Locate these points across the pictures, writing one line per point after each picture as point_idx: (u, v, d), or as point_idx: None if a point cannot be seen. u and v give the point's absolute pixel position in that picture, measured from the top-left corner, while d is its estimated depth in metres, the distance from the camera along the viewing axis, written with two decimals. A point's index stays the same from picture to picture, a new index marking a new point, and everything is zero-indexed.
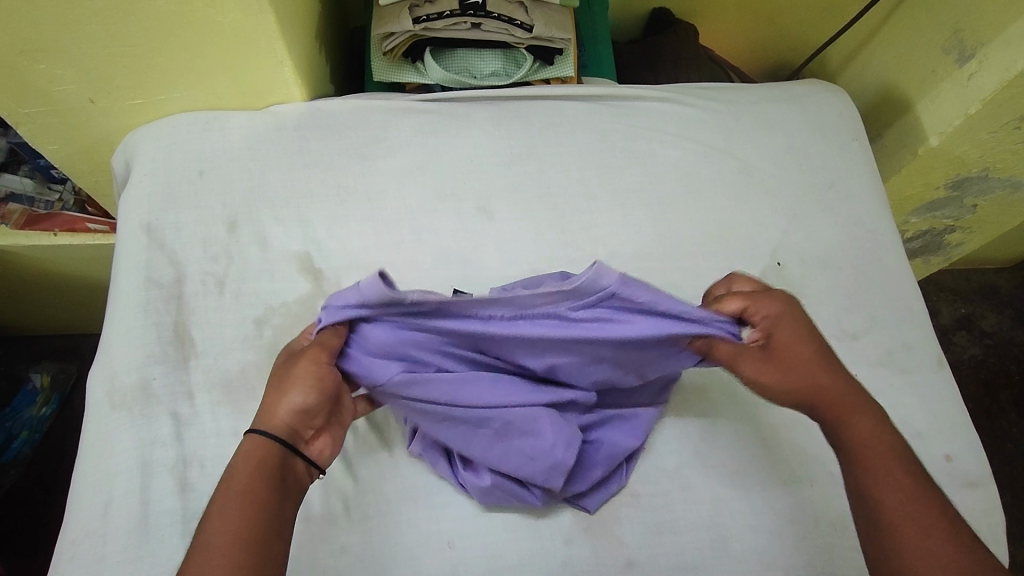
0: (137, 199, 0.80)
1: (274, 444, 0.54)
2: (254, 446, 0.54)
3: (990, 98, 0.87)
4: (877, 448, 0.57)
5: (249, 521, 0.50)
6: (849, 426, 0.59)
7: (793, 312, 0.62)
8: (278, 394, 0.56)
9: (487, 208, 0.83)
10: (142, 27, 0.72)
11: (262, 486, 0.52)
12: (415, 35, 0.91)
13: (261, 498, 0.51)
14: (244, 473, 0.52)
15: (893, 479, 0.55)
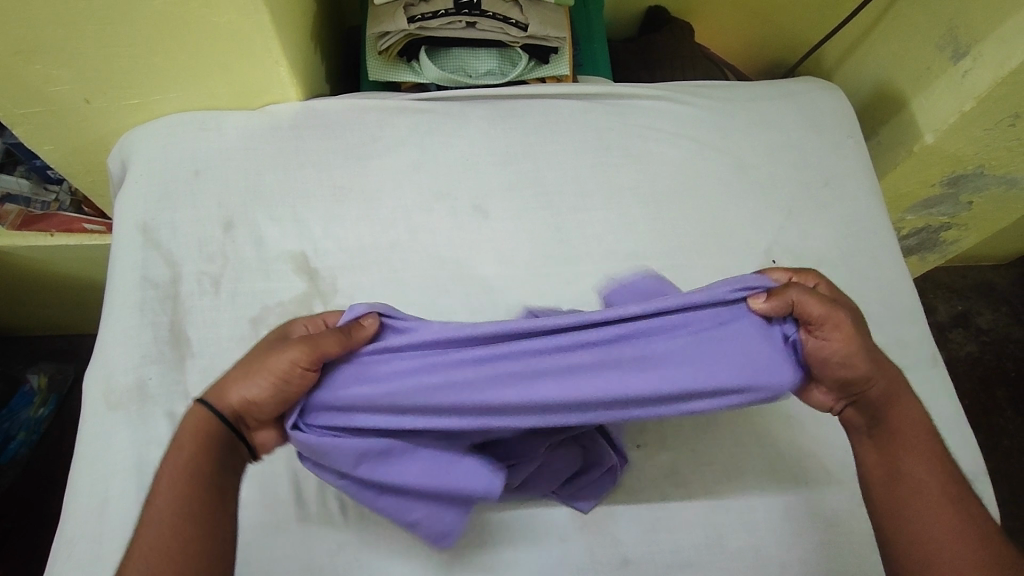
0: (132, 200, 0.80)
1: (211, 420, 0.54)
2: (195, 414, 0.55)
3: (984, 95, 0.87)
4: (912, 435, 0.58)
5: (178, 501, 0.52)
6: (896, 406, 0.59)
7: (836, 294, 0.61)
8: (240, 371, 0.55)
9: (483, 206, 0.83)
10: (138, 27, 0.72)
11: (198, 465, 0.53)
12: (411, 34, 0.91)
13: (191, 478, 0.53)
14: (186, 438, 0.54)
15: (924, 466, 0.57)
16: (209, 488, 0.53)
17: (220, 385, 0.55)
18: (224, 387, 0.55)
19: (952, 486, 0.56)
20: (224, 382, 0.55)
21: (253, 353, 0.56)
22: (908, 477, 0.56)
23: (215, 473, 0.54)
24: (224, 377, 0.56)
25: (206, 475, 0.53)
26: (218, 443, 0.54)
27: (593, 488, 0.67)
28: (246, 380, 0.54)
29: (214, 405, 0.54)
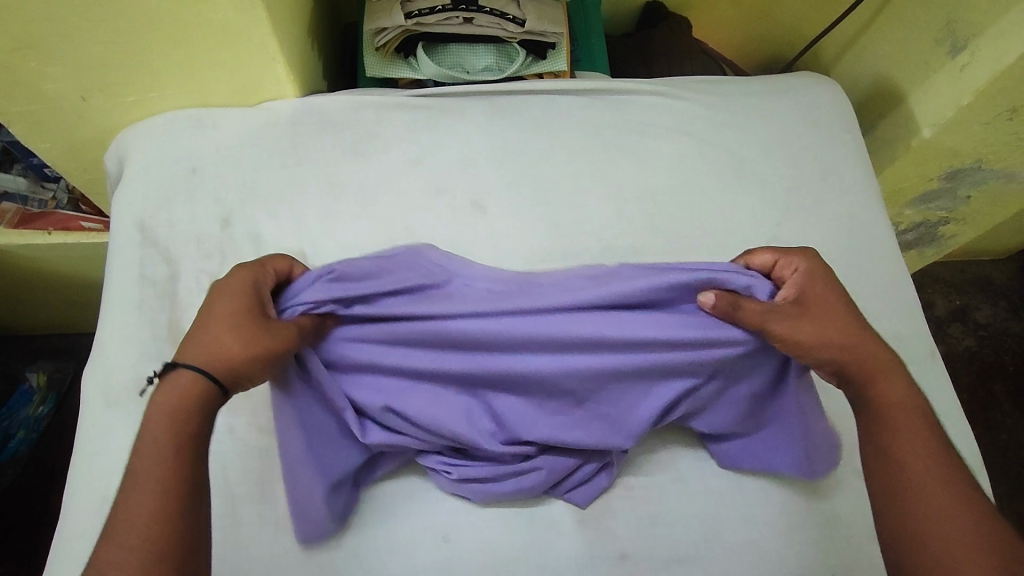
0: (130, 197, 0.80)
1: (208, 384, 0.54)
2: (185, 376, 0.54)
3: (983, 89, 0.87)
4: (900, 408, 0.58)
5: (163, 457, 0.50)
6: (876, 383, 0.60)
7: (824, 273, 0.65)
8: (237, 343, 0.56)
9: (481, 203, 0.83)
10: (134, 25, 0.72)
11: (185, 423, 0.52)
12: (408, 30, 0.91)
13: (178, 435, 0.51)
14: (175, 403, 0.53)
15: (918, 436, 0.56)
16: (194, 448, 0.51)
17: (209, 349, 0.55)
18: (217, 355, 0.55)
19: (947, 453, 0.56)
20: (216, 346, 0.55)
21: (245, 321, 0.57)
22: (902, 449, 0.56)
23: (202, 433, 0.53)
24: (211, 339, 0.56)
25: (194, 433, 0.52)
26: (209, 404, 0.54)
27: (587, 485, 0.67)
28: (248, 356, 0.56)
29: (208, 370, 0.54)
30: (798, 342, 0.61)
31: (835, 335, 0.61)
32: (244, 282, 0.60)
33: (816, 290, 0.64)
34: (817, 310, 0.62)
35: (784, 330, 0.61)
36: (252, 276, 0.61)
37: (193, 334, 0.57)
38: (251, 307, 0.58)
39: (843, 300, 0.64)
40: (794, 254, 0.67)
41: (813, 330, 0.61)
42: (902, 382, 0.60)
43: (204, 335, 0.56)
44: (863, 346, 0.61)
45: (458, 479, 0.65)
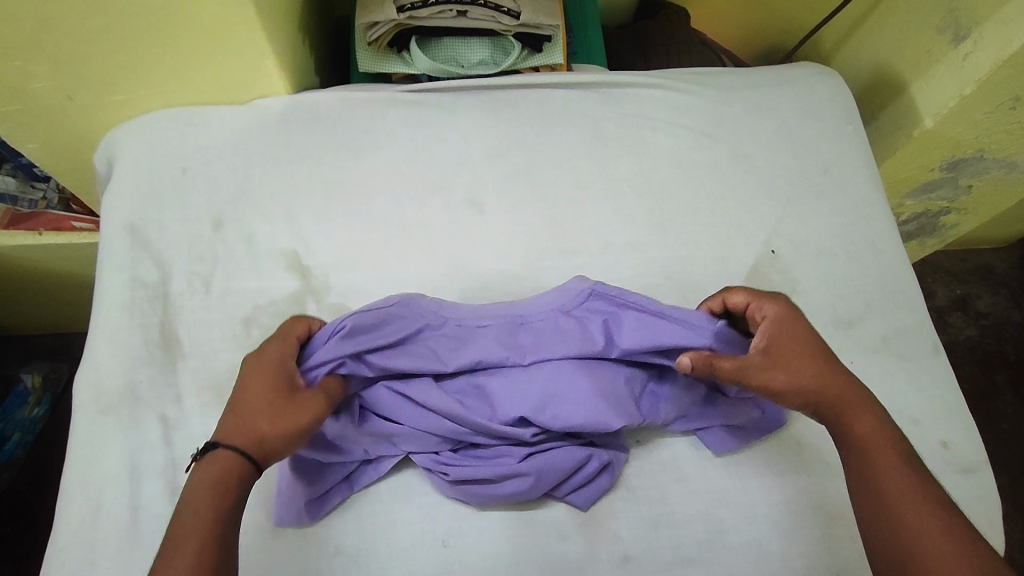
0: (120, 199, 0.79)
1: (242, 467, 0.53)
2: (220, 462, 0.53)
3: (985, 79, 0.85)
4: (877, 442, 0.57)
5: (200, 532, 0.49)
6: (847, 416, 0.59)
7: (795, 314, 0.63)
8: (271, 428, 0.55)
9: (477, 200, 0.82)
10: (122, 22, 0.70)
11: (223, 499, 0.51)
12: (400, 24, 0.89)
13: (215, 511, 0.51)
14: (214, 478, 0.52)
15: (897, 471, 0.55)
16: (228, 524, 0.51)
17: (242, 432, 0.54)
18: (252, 441, 0.54)
19: (928, 485, 0.54)
20: (251, 430, 0.55)
21: (275, 403, 0.56)
22: (884, 487, 0.55)
23: (239, 509, 0.52)
24: (243, 423, 0.55)
25: (230, 510, 0.51)
26: (245, 482, 0.53)
27: (589, 486, 0.66)
28: (281, 439, 0.55)
29: (246, 455, 0.54)
30: (768, 390, 0.60)
31: (802, 382, 0.60)
32: (272, 361, 0.59)
33: (789, 339, 0.62)
34: (785, 356, 0.61)
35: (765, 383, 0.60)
36: (279, 353, 0.60)
37: (225, 418, 0.56)
38: (280, 386, 0.57)
39: (814, 343, 0.62)
40: (764, 300, 0.64)
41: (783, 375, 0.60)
42: (875, 414, 0.59)
43: (236, 419, 0.55)
44: (834, 394, 0.60)
45: (455, 480, 0.64)
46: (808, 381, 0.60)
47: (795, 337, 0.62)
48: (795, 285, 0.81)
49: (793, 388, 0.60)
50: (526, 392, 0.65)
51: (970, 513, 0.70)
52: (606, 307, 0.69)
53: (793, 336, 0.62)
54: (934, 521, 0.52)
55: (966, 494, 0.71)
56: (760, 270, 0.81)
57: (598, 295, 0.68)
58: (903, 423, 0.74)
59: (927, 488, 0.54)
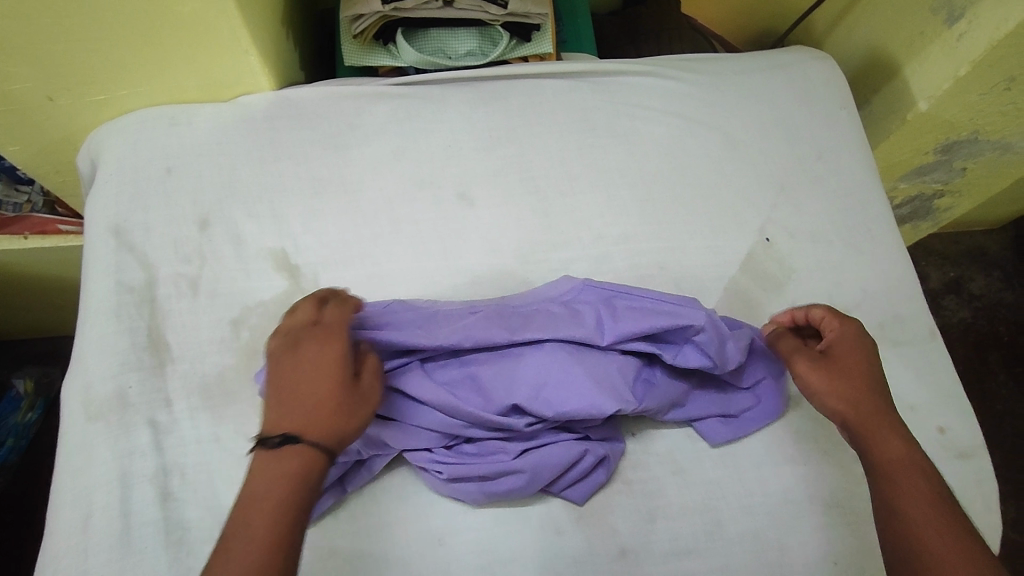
0: (104, 201, 0.77)
1: (318, 461, 0.52)
2: (295, 456, 0.52)
3: (980, 60, 0.84)
4: (899, 459, 0.58)
5: (278, 519, 0.49)
6: (876, 439, 0.60)
7: (863, 339, 0.66)
8: (342, 418, 0.54)
9: (466, 194, 0.81)
10: (99, 20, 0.69)
11: (297, 488, 0.51)
12: (385, 17, 0.87)
13: (286, 503, 0.50)
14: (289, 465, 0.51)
15: (916, 487, 0.56)
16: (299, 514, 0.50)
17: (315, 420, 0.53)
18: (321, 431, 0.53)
19: (946, 504, 0.55)
20: (321, 416, 0.54)
21: (339, 393, 0.55)
22: (902, 501, 0.56)
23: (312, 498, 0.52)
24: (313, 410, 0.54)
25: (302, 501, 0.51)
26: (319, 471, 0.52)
27: (585, 481, 0.66)
28: (351, 428, 0.55)
29: (322, 451, 0.52)
30: (808, 386, 0.65)
31: (844, 393, 0.63)
32: (323, 350, 0.57)
33: (851, 357, 0.65)
34: (842, 364, 0.64)
35: (806, 379, 0.65)
36: (326, 342, 0.58)
37: (286, 407, 0.54)
38: (341, 374, 0.56)
39: (871, 368, 0.64)
40: (840, 318, 0.67)
41: (827, 379, 0.64)
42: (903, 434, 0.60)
43: (303, 407, 0.54)
44: (865, 415, 0.61)
45: (449, 478, 0.64)
46: (848, 394, 0.63)
47: (855, 358, 0.65)
48: (790, 272, 0.80)
49: (828, 395, 0.63)
50: (521, 379, 0.64)
51: (967, 496, 0.70)
52: (600, 296, 0.70)
53: (854, 356, 0.65)
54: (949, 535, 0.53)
55: (963, 478, 0.71)
56: (755, 259, 0.80)
57: (591, 287, 0.70)
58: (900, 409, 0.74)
59: (945, 507, 0.55)
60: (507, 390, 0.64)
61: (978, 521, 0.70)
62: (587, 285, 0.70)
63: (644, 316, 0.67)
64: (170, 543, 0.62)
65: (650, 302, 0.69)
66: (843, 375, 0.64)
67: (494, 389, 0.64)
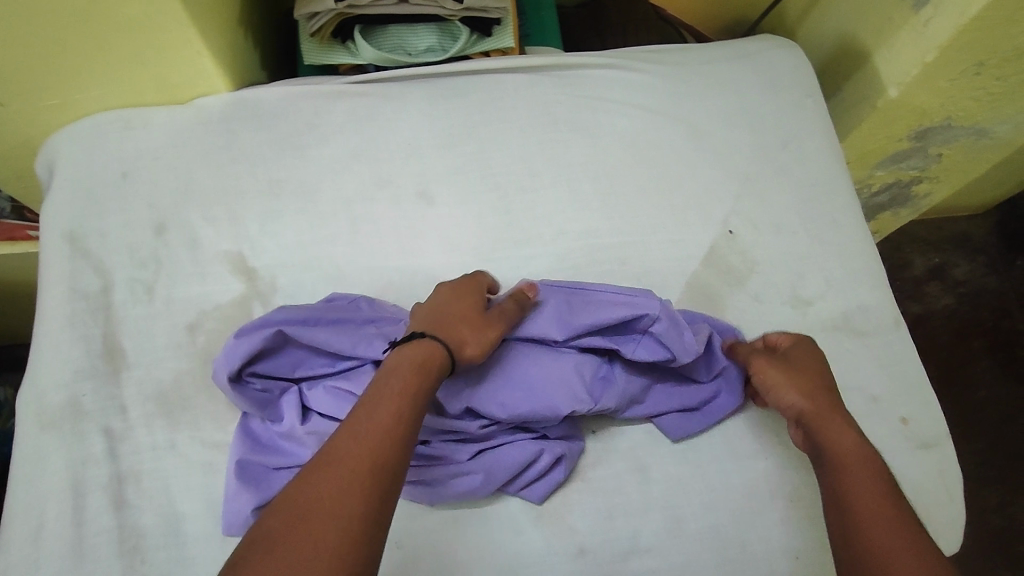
0: (58, 207, 0.76)
1: (441, 363, 0.58)
2: (422, 350, 0.57)
3: (947, 44, 0.83)
4: (849, 454, 0.59)
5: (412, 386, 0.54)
6: (829, 439, 0.61)
7: (811, 350, 0.69)
8: (466, 332, 0.61)
9: (426, 192, 0.80)
10: (41, 21, 0.67)
11: (386, 448, 0.49)
12: (341, 14, 0.86)
13: (393, 429, 0.51)
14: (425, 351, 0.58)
15: (865, 480, 0.56)
16: (389, 469, 0.48)
17: (406, 381, 0.54)
18: (422, 369, 0.56)
19: (895, 495, 0.55)
20: (415, 369, 0.56)
21: (470, 312, 0.63)
22: (851, 493, 0.56)
23: (397, 474, 0.49)
24: (395, 380, 0.54)
25: (386, 480, 0.48)
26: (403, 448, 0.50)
27: (543, 480, 0.65)
28: (473, 343, 0.61)
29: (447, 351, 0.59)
30: (765, 382, 0.67)
31: (802, 388, 0.65)
32: (470, 285, 0.67)
33: (805, 361, 0.68)
34: (798, 363, 0.67)
35: (763, 377, 0.67)
36: (478, 283, 0.67)
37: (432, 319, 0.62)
38: (477, 302, 0.64)
39: (826, 373, 0.67)
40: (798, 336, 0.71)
41: (787, 374, 0.66)
42: (851, 429, 0.61)
43: (446, 321, 0.61)
44: (817, 411, 0.63)
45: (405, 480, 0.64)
46: (804, 390, 0.65)
47: (811, 363, 0.67)
48: (752, 264, 0.80)
49: (788, 392, 0.65)
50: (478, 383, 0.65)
51: (931, 487, 0.70)
52: (558, 293, 0.70)
53: (810, 361, 0.68)
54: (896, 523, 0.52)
55: (927, 468, 0.71)
56: (717, 252, 0.80)
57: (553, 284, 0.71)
58: (863, 400, 0.73)
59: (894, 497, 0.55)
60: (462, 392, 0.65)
61: (940, 511, 0.70)
62: (549, 283, 0.71)
63: (598, 310, 0.66)
64: (124, 551, 0.62)
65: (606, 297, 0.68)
66: (797, 372, 0.66)
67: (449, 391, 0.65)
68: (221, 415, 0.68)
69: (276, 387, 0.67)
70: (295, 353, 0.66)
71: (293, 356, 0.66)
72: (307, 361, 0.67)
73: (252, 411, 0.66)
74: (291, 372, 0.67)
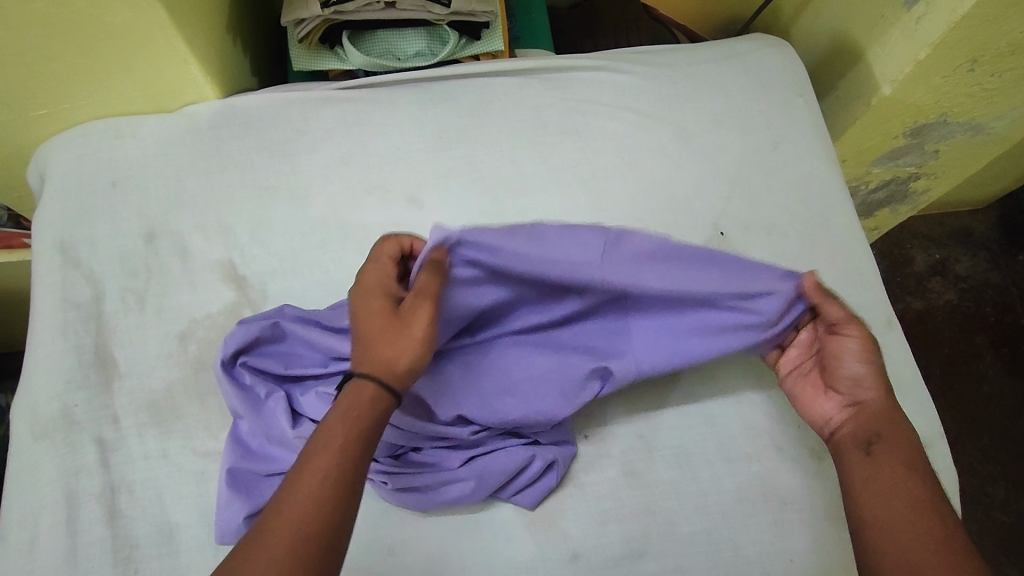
0: (49, 217, 0.76)
1: (384, 397, 0.53)
2: (359, 395, 0.53)
3: (939, 42, 0.82)
4: (897, 455, 0.58)
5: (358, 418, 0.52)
6: (881, 435, 0.60)
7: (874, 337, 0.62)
8: (389, 349, 0.54)
9: (417, 197, 0.80)
10: (26, 33, 0.67)
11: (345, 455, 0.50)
12: (328, 20, 0.87)
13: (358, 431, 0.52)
14: (359, 391, 0.53)
15: (911, 489, 0.56)
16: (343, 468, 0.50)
17: (338, 433, 0.51)
18: (354, 417, 0.52)
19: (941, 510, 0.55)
20: (347, 417, 0.52)
21: (383, 323, 0.55)
22: (889, 495, 0.56)
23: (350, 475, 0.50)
24: (325, 435, 0.51)
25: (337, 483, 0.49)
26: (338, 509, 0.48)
27: (535, 486, 0.65)
28: (405, 356, 0.54)
29: (381, 384, 0.53)
30: (839, 353, 0.63)
31: (873, 375, 0.62)
32: (370, 283, 0.58)
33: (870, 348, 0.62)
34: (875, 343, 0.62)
35: (839, 349, 0.63)
36: (378, 276, 0.59)
37: (355, 349, 0.55)
38: (386, 305, 0.56)
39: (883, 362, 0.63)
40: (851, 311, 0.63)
41: (866, 354, 0.62)
42: (904, 428, 0.60)
43: (364, 345, 0.54)
44: (882, 406, 0.61)
45: (396, 488, 0.63)
46: (876, 375, 0.62)
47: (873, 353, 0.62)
48: None
49: (863, 373, 0.62)
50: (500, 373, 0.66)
51: None
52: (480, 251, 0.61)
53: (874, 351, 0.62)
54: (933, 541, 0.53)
55: None
56: None
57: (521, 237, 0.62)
58: None
59: (938, 512, 0.54)
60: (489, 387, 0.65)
61: None
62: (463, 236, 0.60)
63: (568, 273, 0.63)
64: (118, 561, 0.62)
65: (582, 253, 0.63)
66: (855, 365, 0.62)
67: (473, 389, 0.65)
68: (213, 424, 0.68)
69: (264, 388, 0.66)
70: (289, 350, 0.68)
71: (287, 354, 0.68)
72: (299, 360, 0.68)
73: (241, 414, 0.66)
74: (283, 370, 0.66)
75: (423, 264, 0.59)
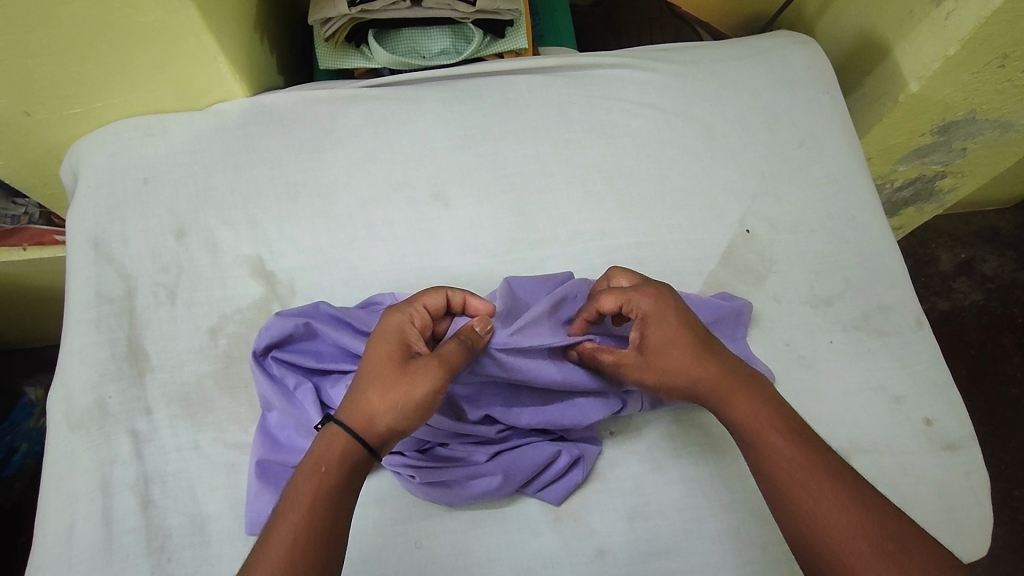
0: (83, 213, 0.78)
1: (358, 448, 0.55)
2: (334, 439, 0.55)
3: (970, 37, 0.80)
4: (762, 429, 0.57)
5: (338, 463, 0.54)
6: (732, 407, 0.58)
7: (649, 360, 0.61)
8: (377, 400, 0.56)
9: (441, 194, 0.80)
10: (61, 32, 0.68)
11: (326, 488, 0.52)
12: (355, 18, 0.88)
13: (339, 466, 0.54)
14: (337, 444, 0.54)
15: (794, 461, 0.54)
16: (334, 502, 0.52)
17: (305, 488, 0.52)
18: (320, 471, 0.53)
19: (822, 457, 0.55)
20: (311, 471, 0.53)
21: (386, 370, 0.57)
22: (773, 462, 0.55)
23: (336, 509, 0.52)
24: (297, 490, 0.52)
25: (325, 510, 0.52)
26: (317, 557, 0.50)
27: (561, 481, 0.66)
28: (388, 411, 0.55)
29: (355, 433, 0.55)
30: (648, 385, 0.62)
31: (675, 377, 0.60)
32: (392, 326, 0.60)
33: (670, 354, 0.61)
34: (660, 356, 0.61)
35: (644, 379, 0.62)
36: (401, 321, 0.61)
37: (348, 398, 0.57)
38: (393, 357, 0.58)
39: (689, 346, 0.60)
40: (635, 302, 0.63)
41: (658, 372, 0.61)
42: (757, 398, 0.58)
43: (354, 397, 0.57)
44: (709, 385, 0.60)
45: (424, 482, 0.63)
46: (678, 375, 0.60)
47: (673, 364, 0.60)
48: (770, 263, 0.79)
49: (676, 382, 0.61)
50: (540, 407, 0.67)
51: (957, 491, 0.69)
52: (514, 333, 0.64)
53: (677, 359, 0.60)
54: (845, 507, 0.52)
55: (951, 472, 0.70)
56: (735, 251, 0.79)
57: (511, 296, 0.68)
58: (885, 401, 0.72)
59: (813, 459, 0.54)
60: (538, 416, 0.66)
61: (966, 512, 0.68)
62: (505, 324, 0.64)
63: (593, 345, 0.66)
64: (151, 550, 0.63)
65: (588, 285, 0.70)
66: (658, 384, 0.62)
67: (525, 416, 0.66)
68: (243, 417, 0.69)
69: (293, 379, 0.67)
70: (318, 346, 0.69)
71: (317, 349, 0.69)
72: (327, 356, 0.69)
73: (272, 404, 0.67)
74: (314, 363, 0.68)
75: (456, 335, 0.60)
